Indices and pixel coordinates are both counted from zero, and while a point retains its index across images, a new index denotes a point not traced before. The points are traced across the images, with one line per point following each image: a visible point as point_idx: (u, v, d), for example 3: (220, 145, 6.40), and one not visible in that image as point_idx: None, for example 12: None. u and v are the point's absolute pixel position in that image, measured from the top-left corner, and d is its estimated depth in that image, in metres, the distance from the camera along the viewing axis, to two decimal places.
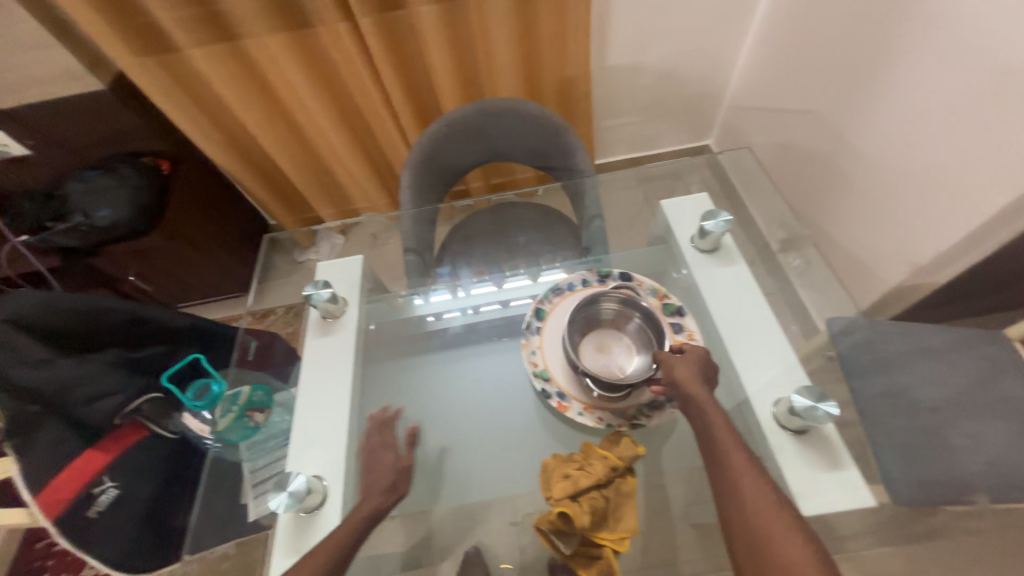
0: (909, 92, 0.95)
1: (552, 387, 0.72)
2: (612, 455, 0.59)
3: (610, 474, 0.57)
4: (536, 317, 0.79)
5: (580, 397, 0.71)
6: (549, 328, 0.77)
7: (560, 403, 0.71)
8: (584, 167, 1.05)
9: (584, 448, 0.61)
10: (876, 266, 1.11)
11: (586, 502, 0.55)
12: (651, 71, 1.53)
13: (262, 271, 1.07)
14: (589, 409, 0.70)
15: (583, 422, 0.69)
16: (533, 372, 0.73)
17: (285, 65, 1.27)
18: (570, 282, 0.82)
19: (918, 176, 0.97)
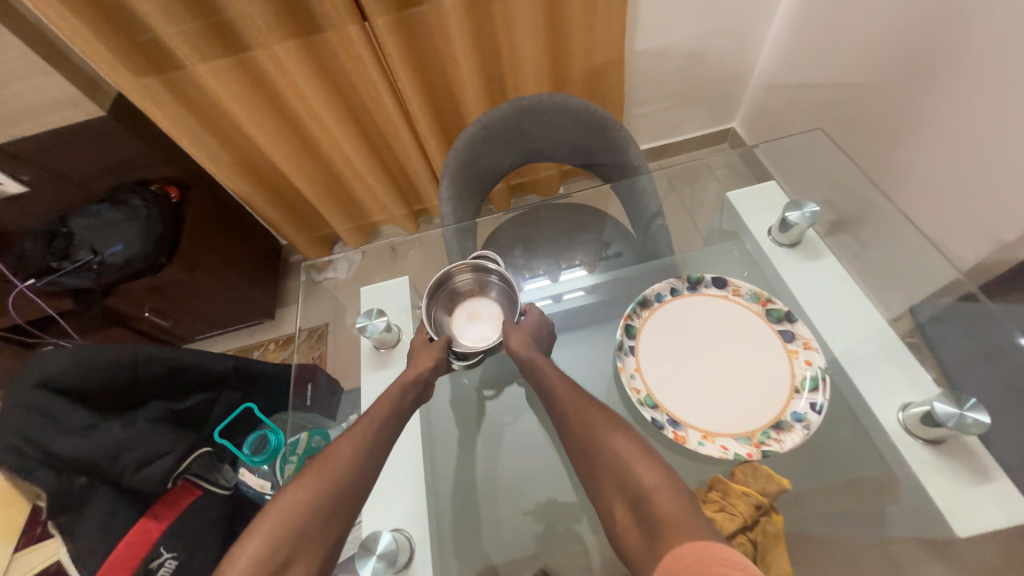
0: (984, 56, 0.89)
1: (661, 416, 0.61)
2: (753, 491, 0.53)
3: (756, 514, 0.51)
4: (627, 335, 0.67)
5: (696, 425, 0.59)
6: (643, 348, 0.66)
7: (675, 434, 0.59)
8: (638, 162, 0.98)
9: (718, 482, 0.54)
10: (952, 244, 1.05)
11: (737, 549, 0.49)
12: (677, 54, 1.46)
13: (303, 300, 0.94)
14: (709, 437, 0.59)
15: (707, 454, 0.57)
16: (636, 401, 0.62)
17: (297, 76, 1.19)
18: (657, 291, 0.69)
19: (1001, 145, 0.90)
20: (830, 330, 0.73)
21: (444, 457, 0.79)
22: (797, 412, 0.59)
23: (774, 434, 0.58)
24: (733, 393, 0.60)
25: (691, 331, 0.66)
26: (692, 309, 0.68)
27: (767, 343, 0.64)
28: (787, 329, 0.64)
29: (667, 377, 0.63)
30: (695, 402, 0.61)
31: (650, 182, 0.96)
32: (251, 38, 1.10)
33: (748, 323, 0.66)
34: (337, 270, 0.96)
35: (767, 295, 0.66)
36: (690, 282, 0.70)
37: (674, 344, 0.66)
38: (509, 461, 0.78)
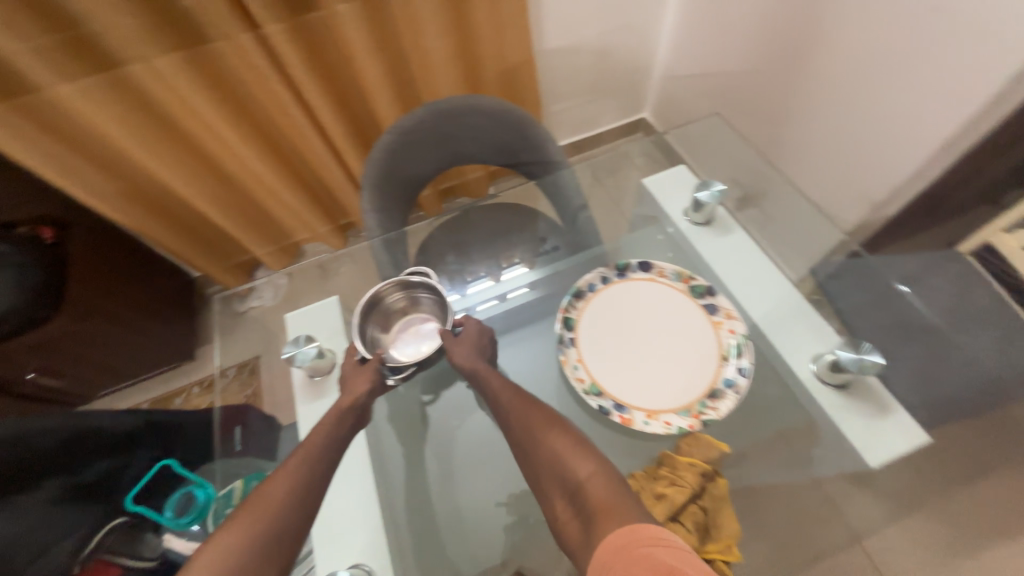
0: (842, 41, 1.01)
1: (606, 402, 0.63)
2: (698, 461, 0.55)
3: (701, 481, 0.54)
4: (566, 327, 0.69)
5: (639, 405, 0.62)
6: (582, 338, 0.68)
7: (621, 417, 0.61)
8: (557, 157, 1.00)
9: (666, 458, 0.56)
10: (838, 208, 1.18)
11: (688, 517, 0.51)
12: (584, 51, 1.51)
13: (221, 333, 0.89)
14: (654, 415, 0.61)
15: (652, 431, 0.59)
16: (581, 391, 0.64)
17: (185, 91, 1.08)
18: (590, 282, 0.72)
19: (864, 118, 1.02)
20: (749, 298, 0.78)
21: (398, 480, 0.76)
22: (728, 377, 0.63)
23: (710, 402, 0.62)
24: (668, 370, 0.64)
25: (626, 314, 0.69)
26: (624, 294, 0.71)
27: (694, 318, 0.68)
28: (710, 301, 0.69)
29: (608, 363, 0.65)
30: (637, 383, 0.64)
31: (571, 176, 1.01)
32: (124, 51, 0.99)
33: (676, 301, 0.70)
34: (263, 296, 0.91)
35: (688, 272, 0.71)
36: (619, 268, 0.73)
37: (611, 329, 0.68)
38: (466, 471, 0.77)
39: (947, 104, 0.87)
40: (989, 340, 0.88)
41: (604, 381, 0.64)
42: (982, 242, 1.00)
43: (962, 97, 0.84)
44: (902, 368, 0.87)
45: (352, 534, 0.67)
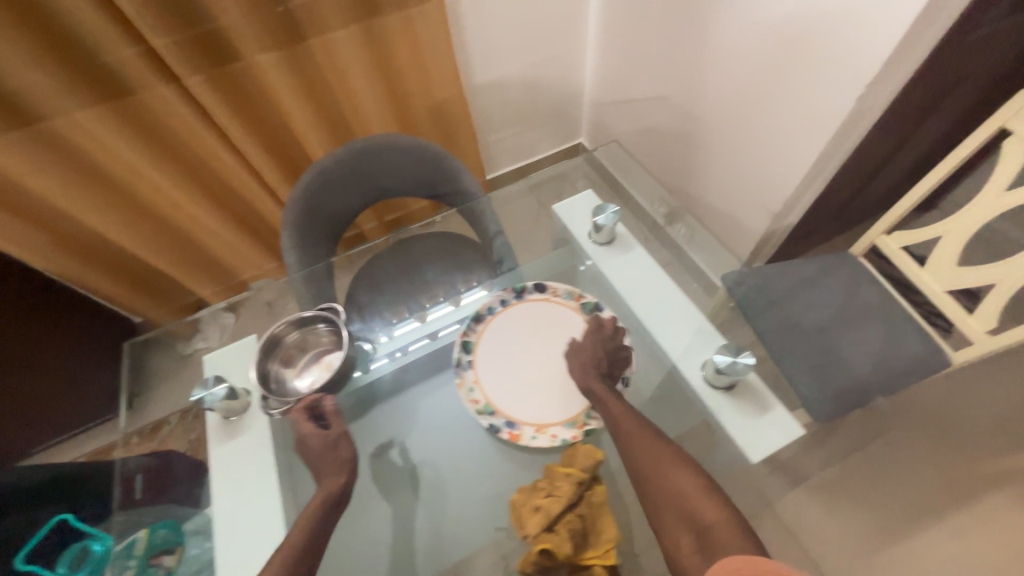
0: (729, 71, 1.10)
1: (499, 420, 0.71)
2: (575, 471, 0.57)
3: (579, 491, 0.56)
4: (465, 351, 0.76)
5: (529, 421, 0.71)
6: (480, 360, 0.76)
7: (511, 432, 0.71)
8: (472, 188, 1.05)
9: (547, 471, 0.59)
10: (746, 220, 1.27)
11: (565, 528, 0.54)
12: (512, 85, 1.59)
13: (131, 374, 0.88)
14: (540, 428, 0.70)
15: (537, 444, 0.69)
16: (477, 411, 0.72)
17: (112, 142, 1.09)
18: (489, 305, 0.80)
19: (756, 138, 1.12)
20: (645, 310, 0.84)
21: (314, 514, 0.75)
22: (610, 388, 0.71)
23: (594, 412, 0.70)
24: (556, 386, 0.72)
25: (521, 334, 0.77)
26: (521, 314, 0.79)
27: (581, 334, 0.76)
28: (597, 317, 0.77)
29: (502, 383, 0.74)
30: (528, 400, 0.72)
31: (486, 206, 1.05)
32: (42, 106, 1.00)
33: (567, 319, 0.78)
34: (208, 338, 0.97)
35: (579, 292, 0.79)
36: (516, 291, 0.81)
37: (507, 349, 0.76)
38: None
39: (818, 121, 0.96)
40: (874, 333, 0.96)
41: (497, 398, 0.73)
42: (869, 244, 1.04)
43: (829, 116, 0.93)
44: (797, 365, 0.94)
45: None
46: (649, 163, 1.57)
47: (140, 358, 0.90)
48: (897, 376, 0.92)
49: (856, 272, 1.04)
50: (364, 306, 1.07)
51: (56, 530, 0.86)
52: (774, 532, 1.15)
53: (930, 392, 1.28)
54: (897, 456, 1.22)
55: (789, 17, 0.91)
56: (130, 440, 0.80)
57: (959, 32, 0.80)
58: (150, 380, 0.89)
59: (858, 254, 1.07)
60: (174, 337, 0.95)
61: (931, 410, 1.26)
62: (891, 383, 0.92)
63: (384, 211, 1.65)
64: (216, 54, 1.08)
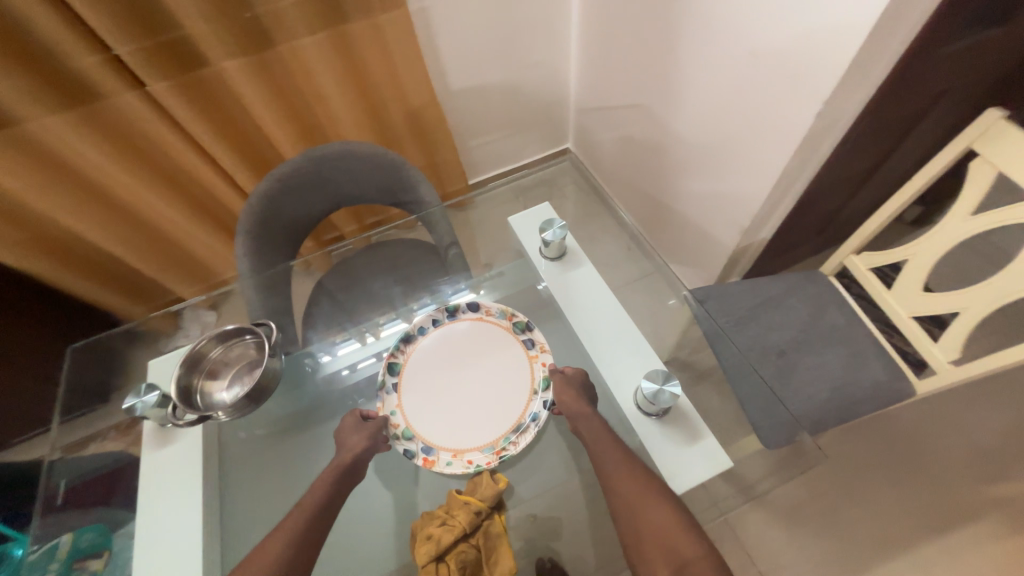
0: (698, 81, 1.07)
1: (415, 444, 0.72)
2: (474, 500, 0.65)
3: (474, 518, 0.63)
4: (390, 372, 0.79)
5: (446, 447, 0.72)
6: (404, 382, 0.78)
7: (426, 458, 0.71)
8: (430, 198, 1.04)
9: (447, 501, 0.65)
10: (718, 234, 1.23)
11: (455, 556, 0.60)
12: (492, 90, 1.58)
13: (111, 367, 0.93)
14: (458, 454, 0.71)
15: (450, 471, 0.69)
16: (395, 434, 0.74)
17: (81, 146, 1.11)
18: (419, 326, 0.83)
19: (725, 151, 1.08)
20: (586, 328, 0.83)
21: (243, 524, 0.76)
22: (533, 412, 0.73)
23: (513, 436, 0.72)
24: (479, 411, 0.74)
25: (447, 357, 0.79)
26: (450, 336, 0.82)
27: (510, 356, 0.78)
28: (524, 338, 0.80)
29: (423, 406, 0.75)
30: (447, 424, 0.73)
31: (442, 213, 1.05)
32: (11, 111, 1.02)
33: (496, 340, 0.80)
34: (190, 333, 0.95)
35: (512, 311, 0.82)
36: (450, 311, 0.84)
37: (432, 371, 0.78)
38: None
39: (781, 137, 0.92)
40: (834, 358, 0.93)
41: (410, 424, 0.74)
42: (838, 264, 1.00)
43: (787, 133, 0.90)
44: None
45: None
46: (628, 171, 1.54)
47: (127, 351, 0.94)
48: (855, 404, 0.89)
49: (823, 293, 1.00)
50: (321, 313, 1.07)
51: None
52: (732, 555, 1.11)
53: (906, 416, 1.24)
54: (868, 481, 1.17)
55: (752, 29, 0.88)
56: (111, 431, 0.81)
57: (925, 47, 0.76)
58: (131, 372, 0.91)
59: (828, 274, 1.03)
60: (157, 329, 0.97)
61: (906, 435, 1.22)
62: (848, 412, 0.88)
63: (363, 214, 1.63)
64: (183, 61, 1.08)
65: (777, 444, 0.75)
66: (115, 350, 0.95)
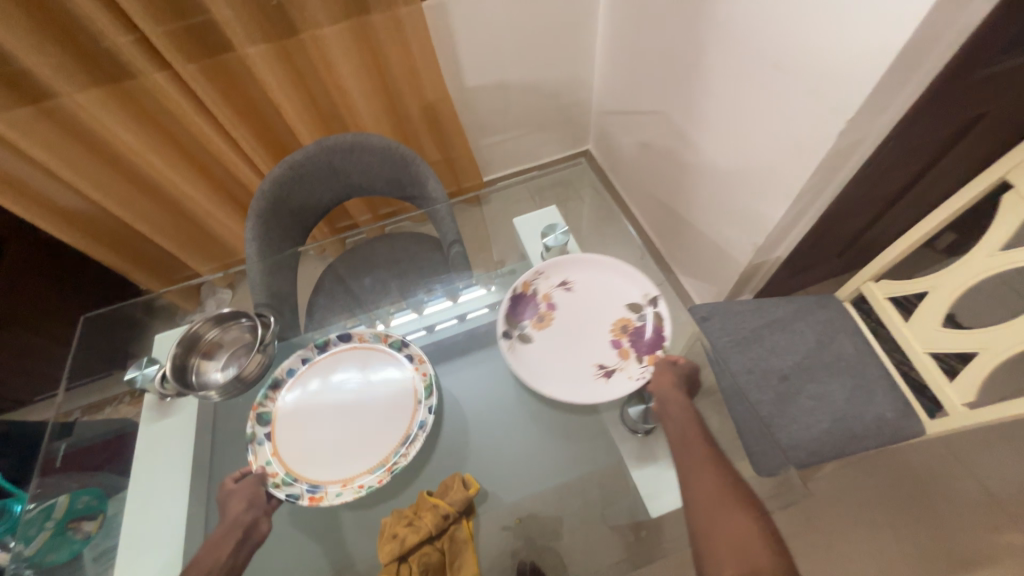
0: (718, 89, 1.03)
1: (299, 487, 0.69)
2: (443, 503, 0.67)
3: (440, 522, 0.65)
4: (261, 420, 0.74)
5: (333, 480, 0.69)
6: (278, 428, 0.74)
7: (313, 496, 0.68)
8: (437, 194, 1.02)
9: (416, 502, 0.68)
10: (730, 249, 1.19)
11: (417, 559, 0.63)
12: (513, 88, 1.56)
13: (134, 337, 0.96)
14: (347, 483, 0.69)
15: (339, 501, 0.67)
16: (274, 483, 0.69)
17: (109, 123, 1.15)
18: (289, 368, 0.78)
19: (741, 164, 1.04)
20: None
21: None
22: (418, 420, 0.73)
23: (402, 449, 0.71)
24: (358, 439, 0.72)
25: (321, 392, 0.77)
26: (320, 369, 0.79)
27: (390, 377, 0.77)
28: (639, 313, 0.76)
29: (302, 448, 0.72)
30: (331, 459, 0.71)
31: (448, 212, 1.03)
32: (49, 85, 1.07)
33: (372, 363, 0.79)
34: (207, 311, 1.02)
35: (385, 332, 0.81)
36: (320, 346, 0.81)
37: (307, 408, 0.75)
38: None
39: (800, 153, 0.88)
40: (838, 388, 0.89)
41: (509, 331, 0.77)
42: (856, 289, 0.96)
43: (806, 150, 0.87)
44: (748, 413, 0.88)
45: (157, 554, 0.69)
46: (645, 177, 1.50)
47: (147, 323, 0.97)
48: (856, 438, 0.85)
49: (834, 318, 0.96)
50: (324, 301, 1.09)
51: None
52: None
53: (918, 455, 1.18)
54: (869, 520, 1.12)
55: (776, 39, 0.84)
56: (125, 398, 0.84)
57: (965, 68, 0.71)
58: (145, 346, 0.94)
59: (845, 299, 0.99)
60: (179, 307, 1.00)
61: (916, 476, 1.16)
62: (849, 446, 0.84)
63: (378, 204, 1.65)
64: (209, 44, 1.11)
65: (769, 472, 0.72)
66: (137, 322, 0.98)
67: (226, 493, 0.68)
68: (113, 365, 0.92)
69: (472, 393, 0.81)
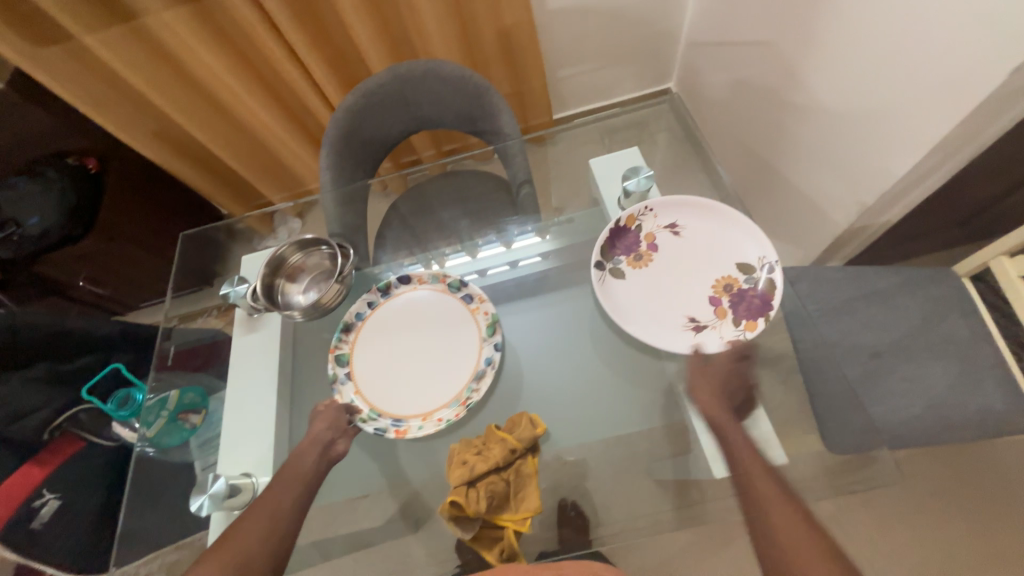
0: (848, 14, 0.87)
1: (384, 422, 0.72)
2: (511, 439, 0.67)
3: (509, 456, 0.65)
4: (338, 363, 0.77)
5: (415, 414, 0.73)
6: (354, 369, 0.76)
7: (398, 429, 0.72)
8: (510, 129, 0.99)
9: (485, 434, 0.68)
10: (829, 208, 1.07)
11: (485, 486, 0.62)
12: (595, 13, 1.41)
13: (217, 257, 1.03)
14: (426, 416, 0.72)
15: (423, 434, 0.70)
16: (360, 418, 0.73)
17: (192, 45, 1.17)
18: (356, 312, 0.80)
19: (862, 107, 0.90)
20: None
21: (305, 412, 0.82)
22: (486, 357, 0.75)
23: (474, 385, 0.73)
24: (429, 377, 0.75)
25: (390, 334, 0.79)
26: (387, 311, 0.81)
27: (456, 314, 0.79)
28: (748, 275, 0.66)
29: (381, 388, 0.75)
30: (409, 396, 0.74)
31: (520, 148, 0.99)
32: (137, 4, 1.09)
33: (435, 304, 0.80)
34: (280, 238, 1.05)
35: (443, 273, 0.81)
36: (384, 289, 0.82)
37: (380, 348, 0.78)
38: None
39: (947, 95, 0.74)
40: (940, 371, 0.80)
41: (603, 263, 0.71)
42: (980, 266, 0.83)
43: (958, 92, 0.72)
44: None
45: (253, 449, 0.78)
46: (735, 122, 1.35)
47: (227, 243, 1.04)
48: (954, 427, 0.77)
49: (948, 295, 0.85)
50: (390, 232, 1.11)
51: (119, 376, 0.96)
52: None
53: (1009, 451, 1.07)
54: (937, 509, 1.06)
55: None
56: (214, 310, 0.92)
57: None
58: (227, 265, 1.01)
59: (962, 275, 0.86)
60: (255, 232, 1.06)
61: (1002, 473, 1.06)
62: (943, 434, 0.77)
63: (441, 139, 1.61)
64: None
65: (843, 449, 0.71)
66: (219, 242, 1.05)
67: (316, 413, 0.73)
68: (202, 281, 0.99)
69: (535, 337, 0.81)
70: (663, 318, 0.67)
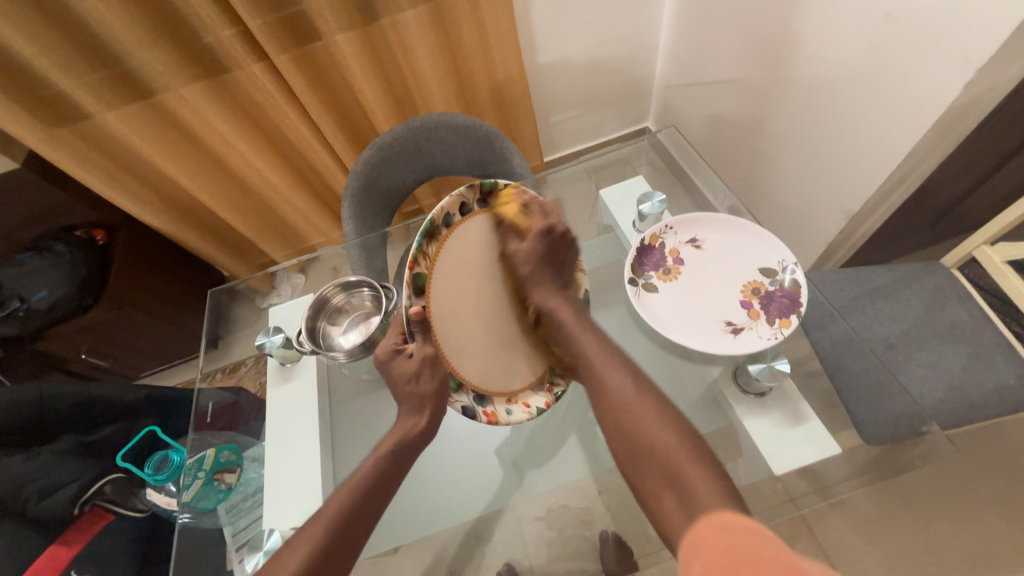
0: (815, 49, 0.99)
1: (470, 403, 0.72)
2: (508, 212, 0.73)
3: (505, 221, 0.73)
4: (415, 292, 0.64)
5: (501, 397, 0.74)
6: (433, 300, 0.67)
7: (487, 413, 0.73)
8: (523, 169, 1.05)
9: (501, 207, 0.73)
10: (819, 219, 1.16)
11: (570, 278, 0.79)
12: (578, 64, 1.55)
13: (214, 318, 1.00)
14: (513, 400, 0.75)
15: (516, 418, 0.73)
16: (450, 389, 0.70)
17: (208, 115, 1.22)
18: (445, 214, 0.67)
19: (836, 127, 1.01)
20: None
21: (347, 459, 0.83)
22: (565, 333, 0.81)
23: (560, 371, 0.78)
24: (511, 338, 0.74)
25: (475, 260, 0.71)
26: (476, 228, 0.71)
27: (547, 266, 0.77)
28: (773, 278, 0.73)
29: (460, 344, 0.70)
30: (491, 364, 0.73)
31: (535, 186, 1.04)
32: (156, 81, 1.14)
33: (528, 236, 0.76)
34: (283, 294, 1.04)
35: (550, 214, 0.76)
36: (480, 196, 0.71)
37: (464, 278, 0.70)
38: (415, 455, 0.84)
39: (915, 111, 0.84)
40: (950, 357, 0.86)
41: (635, 279, 0.76)
42: (967, 255, 0.90)
43: (924, 108, 0.82)
44: None
45: (303, 500, 0.76)
46: (717, 152, 1.47)
47: (224, 304, 1.03)
48: (974, 406, 0.81)
49: (943, 285, 0.92)
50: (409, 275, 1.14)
51: (145, 439, 0.96)
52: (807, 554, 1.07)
53: None
54: (972, 500, 1.08)
55: None
56: (216, 374, 0.92)
57: None
58: (231, 325, 1.00)
59: (952, 267, 0.93)
60: (258, 291, 1.05)
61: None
62: (966, 415, 0.81)
63: (441, 188, 1.68)
64: (300, 34, 1.17)
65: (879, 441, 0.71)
66: (219, 304, 1.03)
67: (391, 363, 0.68)
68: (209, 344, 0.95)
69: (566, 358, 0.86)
70: (704, 326, 0.72)
